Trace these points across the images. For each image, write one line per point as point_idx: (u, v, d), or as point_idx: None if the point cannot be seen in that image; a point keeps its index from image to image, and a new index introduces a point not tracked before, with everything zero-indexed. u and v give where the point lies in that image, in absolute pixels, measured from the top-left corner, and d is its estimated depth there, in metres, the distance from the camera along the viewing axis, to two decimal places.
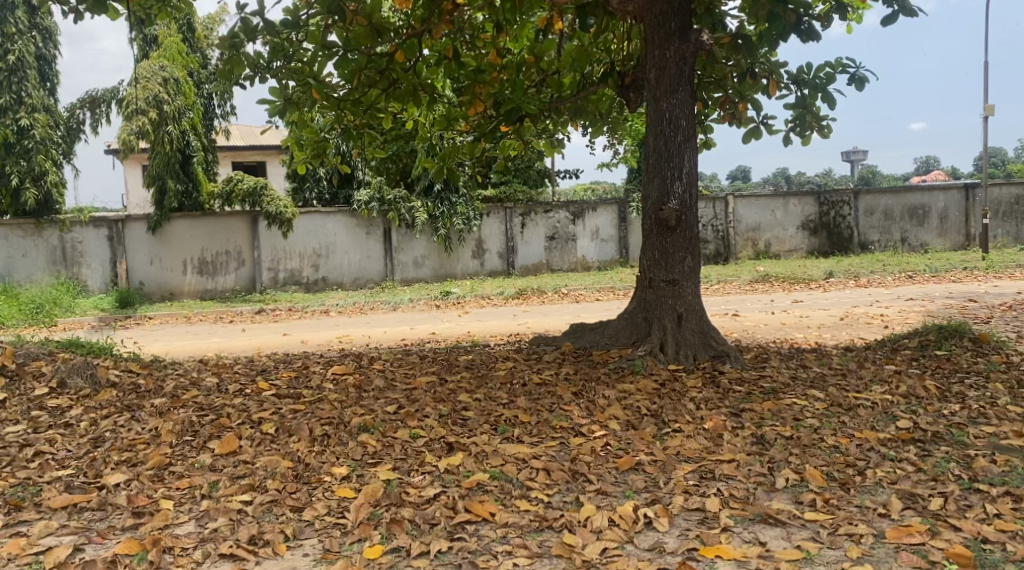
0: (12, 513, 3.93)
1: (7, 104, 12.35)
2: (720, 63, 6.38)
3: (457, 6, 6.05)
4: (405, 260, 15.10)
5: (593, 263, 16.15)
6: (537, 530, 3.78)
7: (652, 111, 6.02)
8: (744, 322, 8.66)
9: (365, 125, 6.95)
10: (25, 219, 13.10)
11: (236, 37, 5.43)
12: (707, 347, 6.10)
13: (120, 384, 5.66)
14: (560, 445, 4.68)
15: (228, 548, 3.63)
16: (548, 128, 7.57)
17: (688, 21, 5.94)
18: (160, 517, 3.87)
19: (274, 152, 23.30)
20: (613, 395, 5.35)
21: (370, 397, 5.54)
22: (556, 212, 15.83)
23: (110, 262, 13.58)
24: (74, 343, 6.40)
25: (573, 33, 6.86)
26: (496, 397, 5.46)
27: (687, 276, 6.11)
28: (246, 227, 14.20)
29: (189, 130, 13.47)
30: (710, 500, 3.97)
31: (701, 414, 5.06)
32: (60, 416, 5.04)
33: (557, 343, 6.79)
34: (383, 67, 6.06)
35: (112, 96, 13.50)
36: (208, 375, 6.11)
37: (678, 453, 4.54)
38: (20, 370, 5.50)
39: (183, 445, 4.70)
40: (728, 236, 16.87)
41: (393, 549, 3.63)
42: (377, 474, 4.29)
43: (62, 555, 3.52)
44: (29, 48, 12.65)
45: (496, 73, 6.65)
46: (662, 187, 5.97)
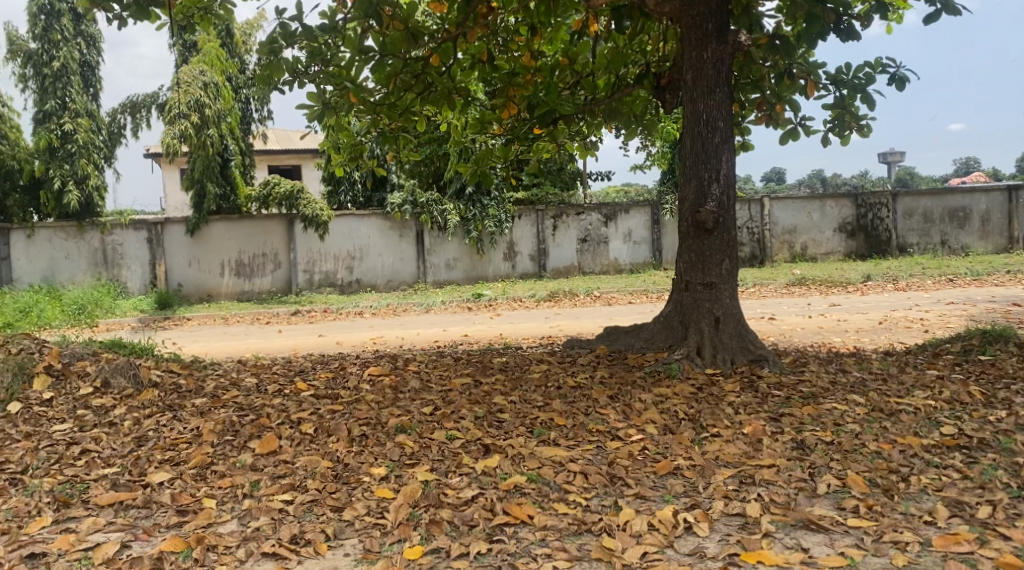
0: (60, 510, 4.02)
1: (52, 109, 12.71)
2: (757, 64, 6.32)
3: (491, 9, 6.07)
4: (437, 262, 15.15)
5: (625, 265, 16.08)
6: (576, 534, 3.77)
7: (689, 112, 5.97)
8: (781, 326, 8.57)
9: (400, 129, 6.99)
10: (67, 221, 13.35)
11: (276, 42, 5.56)
12: (746, 351, 6.05)
13: (162, 384, 5.75)
14: (596, 449, 4.66)
15: (270, 547, 3.66)
16: (583, 131, 7.56)
17: (725, 21, 5.90)
18: (203, 516, 3.92)
19: (309, 156, 23.54)
20: (650, 399, 5.32)
21: (406, 398, 5.57)
22: (588, 214, 15.80)
23: (150, 264, 13.80)
24: (118, 343, 6.51)
25: (609, 35, 6.84)
26: (531, 400, 5.45)
27: (725, 279, 6.05)
28: (282, 229, 14.33)
29: (227, 134, 13.65)
30: (751, 505, 3.94)
31: (740, 419, 5.01)
32: (105, 415, 5.13)
33: (592, 345, 6.79)
34: (418, 71, 6.11)
35: (152, 100, 13.73)
36: (248, 375, 6.19)
37: (717, 458, 4.50)
38: (65, 370, 5.60)
39: (224, 445, 4.75)
40: (763, 238, 16.71)
41: (433, 550, 3.64)
42: (415, 474, 4.31)
43: (110, 551, 3.60)
44: (74, 54, 12.95)
45: (530, 75, 6.68)
46: (699, 189, 5.94)
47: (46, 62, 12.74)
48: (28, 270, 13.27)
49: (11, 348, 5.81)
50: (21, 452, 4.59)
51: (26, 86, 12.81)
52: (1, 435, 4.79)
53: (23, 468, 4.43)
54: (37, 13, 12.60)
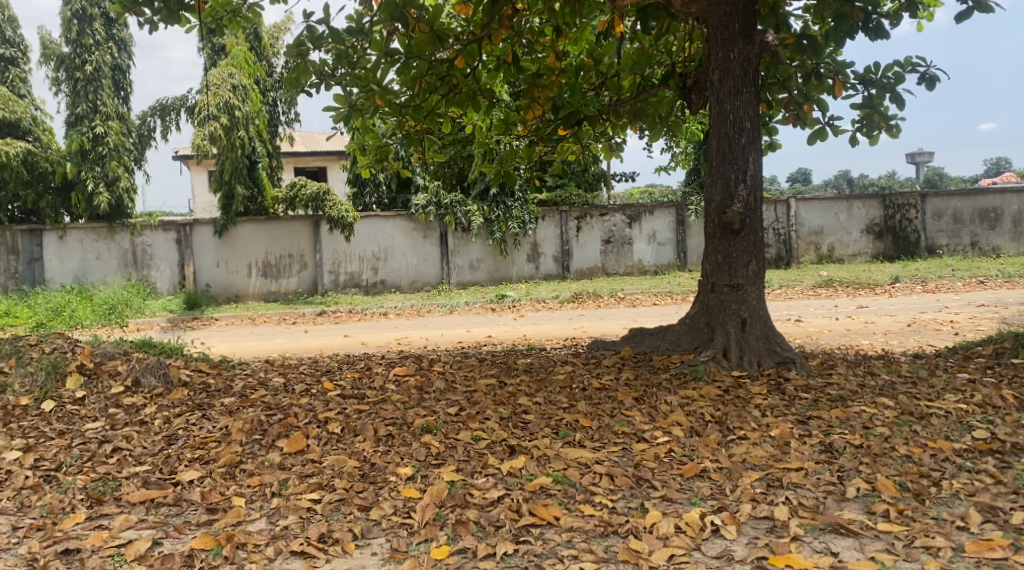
0: (93, 507, 4.08)
1: (84, 112, 12.89)
2: (785, 64, 6.27)
3: (517, 11, 6.09)
4: (461, 263, 15.19)
5: (649, 266, 16.03)
6: (602, 535, 3.76)
7: (716, 113, 5.94)
8: (807, 328, 8.51)
9: (425, 131, 7.02)
10: (98, 223, 13.56)
11: (303, 45, 5.61)
12: (773, 353, 6.00)
13: (191, 383, 5.81)
14: (622, 451, 4.65)
15: (299, 546, 3.69)
16: (607, 132, 7.54)
17: (752, 21, 5.86)
18: (233, 514, 3.96)
19: (335, 158, 23.68)
20: (675, 401, 5.29)
21: (432, 398, 5.59)
22: (612, 215, 15.76)
23: (178, 264, 13.98)
24: (148, 343, 6.59)
25: (635, 36, 6.83)
26: (557, 401, 5.44)
27: (752, 281, 6.01)
28: (307, 230, 14.43)
29: (255, 136, 13.77)
30: (779, 509, 3.90)
31: (767, 421, 4.97)
32: (136, 414, 5.21)
33: (617, 347, 6.77)
34: (443, 73, 6.14)
35: (181, 104, 13.92)
36: (275, 375, 6.24)
37: (744, 461, 4.47)
38: (97, 369, 5.68)
39: (253, 444, 4.80)
40: (790, 239, 16.57)
41: (460, 550, 3.66)
42: (441, 474, 4.33)
43: (142, 548, 3.65)
44: (105, 58, 13.10)
45: (555, 77, 6.67)
46: (725, 191, 5.91)
47: (79, 65, 12.93)
48: (60, 271, 13.50)
49: (45, 348, 5.91)
50: (56, 450, 4.68)
51: (59, 89, 13.03)
52: (37, 433, 4.89)
53: (57, 465, 4.53)
54: (71, 18, 12.77)
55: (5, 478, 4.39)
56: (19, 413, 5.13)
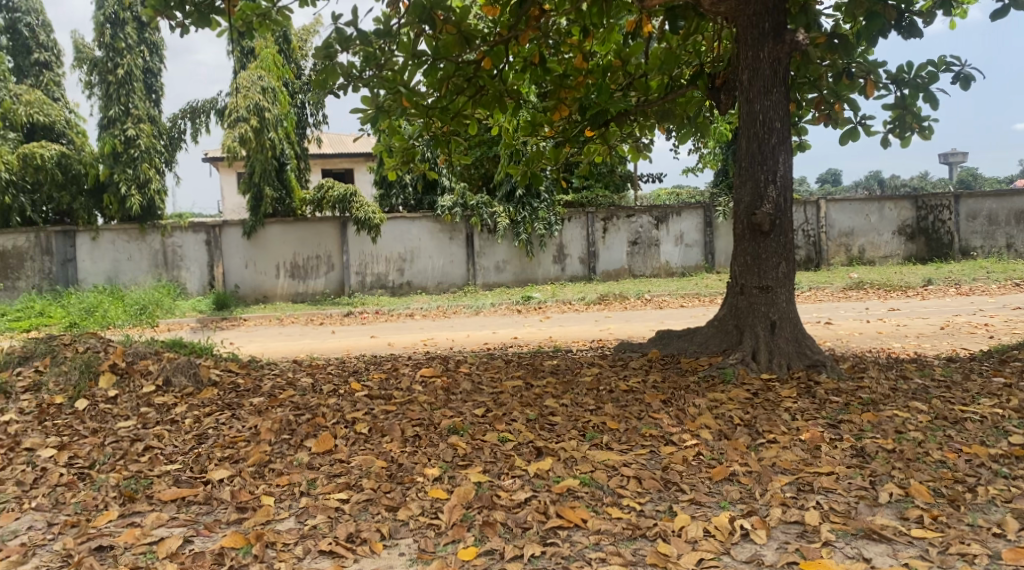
0: (126, 504, 4.13)
1: (116, 115, 13.05)
2: (815, 64, 6.19)
3: (543, 12, 6.08)
4: (487, 264, 15.22)
5: (676, 268, 15.94)
6: (630, 539, 3.73)
7: (745, 113, 5.89)
8: (837, 330, 8.41)
9: (452, 132, 7.02)
10: (131, 224, 13.76)
11: (331, 47, 5.63)
12: (802, 355, 5.92)
13: (220, 383, 5.87)
14: (650, 453, 4.62)
15: (327, 545, 3.71)
16: (634, 132, 7.48)
17: (782, 20, 5.79)
18: (262, 513, 3.99)
19: (362, 160, 23.85)
20: (704, 404, 5.25)
21: (458, 399, 5.59)
22: (639, 217, 15.70)
23: (208, 265, 14.14)
24: (178, 343, 6.67)
25: (663, 36, 6.78)
26: (583, 403, 5.41)
27: (782, 282, 5.94)
28: (335, 232, 14.51)
29: (284, 138, 13.86)
30: (810, 514, 3.85)
31: (798, 425, 4.91)
32: (167, 413, 5.27)
33: (644, 348, 6.73)
34: (470, 75, 6.13)
35: (211, 106, 14.09)
36: (303, 375, 6.28)
37: (774, 465, 4.42)
38: (129, 369, 5.74)
39: (282, 443, 4.84)
40: (820, 241, 16.39)
41: (487, 552, 3.65)
42: (468, 476, 4.33)
43: (173, 546, 3.69)
44: (137, 61, 13.26)
45: (582, 77, 6.65)
46: (755, 192, 5.85)
47: (111, 69, 13.09)
48: (92, 271, 13.72)
49: (78, 347, 6.01)
50: (89, 448, 4.75)
51: (92, 93, 13.25)
52: (71, 431, 4.98)
53: (91, 463, 4.59)
54: (104, 22, 12.95)
55: (41, 475, 4.47)
56: (55, 411, 5.23)
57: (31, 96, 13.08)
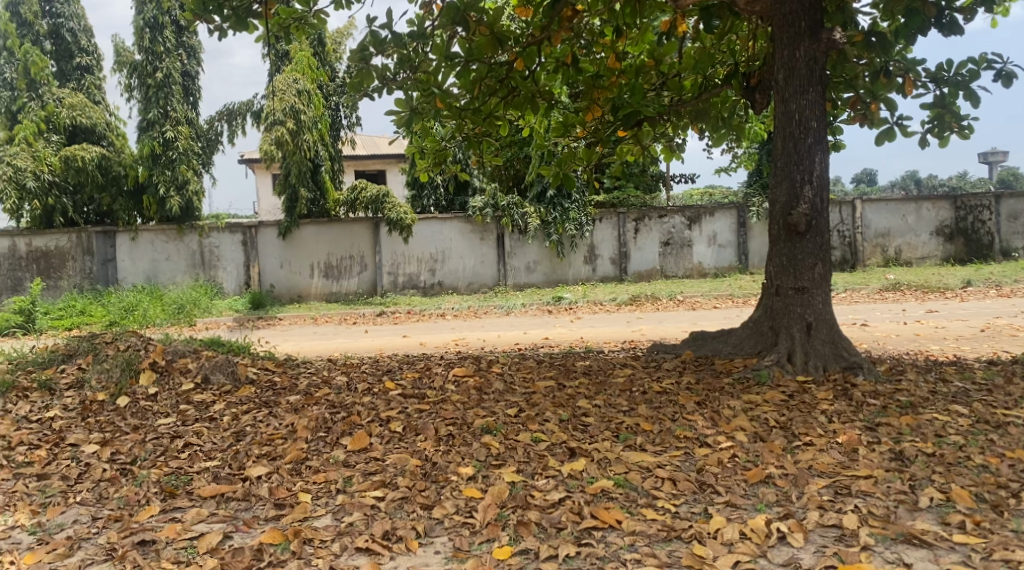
0: (167, 500, 4.21)
1: (155, 117, 13.27)
2: (852, 62, 6.10)
3: (577, 12, 6.08)
4: (518, 265, 15.24)
5: (709, 269, 15.84)
6: (666, 540, 3.72)
7: (781, 112, 5.84)
8: (874, 332, 8.29)
9: (484, 133, 7.04)
10: (169, 225, 13.98)
11: (366, 50, 5.69)
12: (839, 358, 5.85)
13: (257, 381, 5.96)
14: (684, 455, 4.60)
15: (364, 542, 3.75)
16: (668, 132, 7.43)
17: (819, 19, 5.73)
18: (299, 510, 4.04)
19: (394, 161, 24.02)
20: (739, 406, 5.21)
21: (490, 399, 5.61)
22: (671, 217, 15.63)
23: (244, 265, 14.34)
24: (216, 342, 6.77)
25: (696, 35, 6.74)
26: (616, 404, 5.39)
27: (819, 284, 5.87)
28: (368, 232, 14.62)
29: (319, 140, 13.99)
30: (848, 517, 3.81)
31: (834, 428, 4.86)
32: (205, 410, 5.36)
33: (678, 350, 6.69)
34: (503, 76, 6.14)
35: (247, 108, 14.29)
36: (338, 374, 6.35)
37: (810, 467, 4.38)
38: (169, 367, 5.85)
39: (318, 441, 4.90)
40: (855, 242, 16.15)
41: (522, 551, 3.67)
42: (502, 475, 4.34)
43: (213, 541, 3.75)
44: (176, 65, 13.49)
45: (615, 78, 6.63)
46: (791, 192, 5.80)
47: (151, 72, 13.29)
48: (132, 271, 13.97)
49: (120, 345, 6.12)
50: (131, 444, 4.84)
51: (132, 95, 13.49)
52: (113, 428, 5.09)
53: (132, 459, 4.68)
54: (144, 26, 13.16)
55: (85, 470, 4.58)
56: (97, 408, 5.35)
57: (74, 99, 13.39)
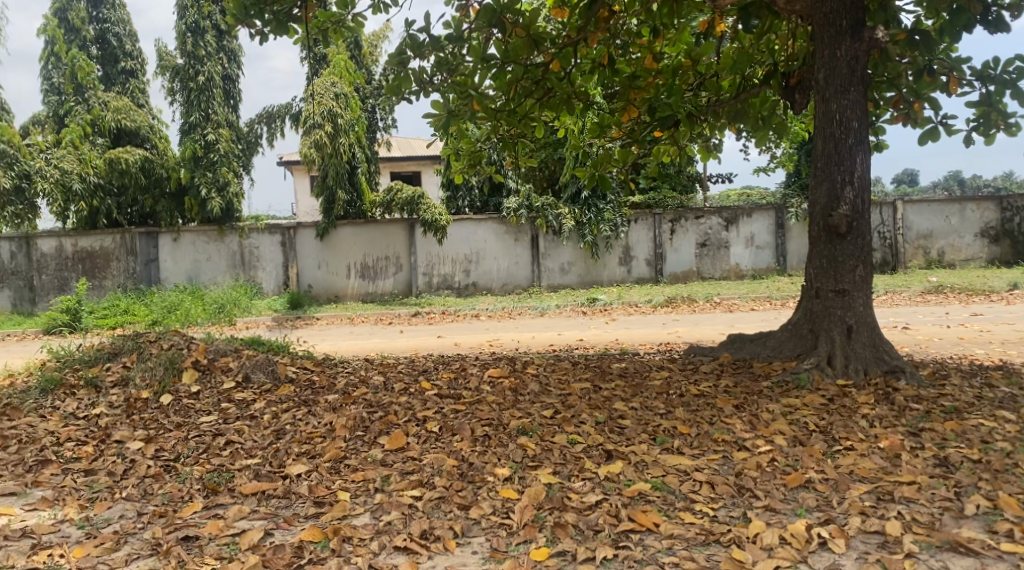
0: (210, 496, 4.29)
1: (197, 120, 13.53)
2: (894, 61, 5.99)
3: (613, 13, 6.06)
4: (552, 266, 15.24)
5: (746, 271, 15.69)
6: (704, 544, 3.70)
7: (821, 112, 5.77)
8: (916, 336, 8.14)
9: (519, 135, 7.03)
10: (209, 226, 14.21)
11: (404, 53, 5.74)
12: (880, 361, 5.75)
13: (297, 380, 6.04)
14: (722, 459, 4.56)
15: (402, 541, 3.78)
16: (705, 133, 7.36)
17: (861, 18, 5.65)
18: (339, 508, 4.08)
19: (429, 162, 24.16)
20: (778, 409, 5.16)
21: (526, 400, 5.62)
22: (708, 218, 15.52)
23: (282, 266, 14.52)
24: (256, 341, 6.86)
25: (735, 35, 6.68)
26: (653, 407, 5.36)
27: (860, 286, 5.78)
28: (404, 233, 14.73)
29: (356, 143, 14.11)
30: (892, 524, 3.75)
31: (875, 432, 4.78)
32: (246, 408, 5.45)
33: (715, 353, 6.64)
34: (539, 77, 6.12)
35: (286, 111, 14.47)
36: (375, 373, 6.40)
37: (851, 473, 4.32)
38: (211, 365, 5.98)
39: (356, 439, 4.96)
40: (897, 244, 15.84)
41: (559, 552, 3.67)
42: (538, 477, 4.35)
43: (255, 538, 3.81)
44: (217, 69, 13.72)
45: (651, 78, 6.58)
46: (831, 193, 5.73)
47: (193, 76, 13.54)
48: (173, 271, 14.23)
49: (163, 344, 6.24)
50: (174, 441, 4.95)
51: (174, 99, 13.75)
52: (157, 425, 5.19)
53: (176, 456, 4.78)
54: (185, 31, 13.39)
55: (130, 467, 4.68)
56: (141, 406, 5.47)
57: (119, 103, 13.67)
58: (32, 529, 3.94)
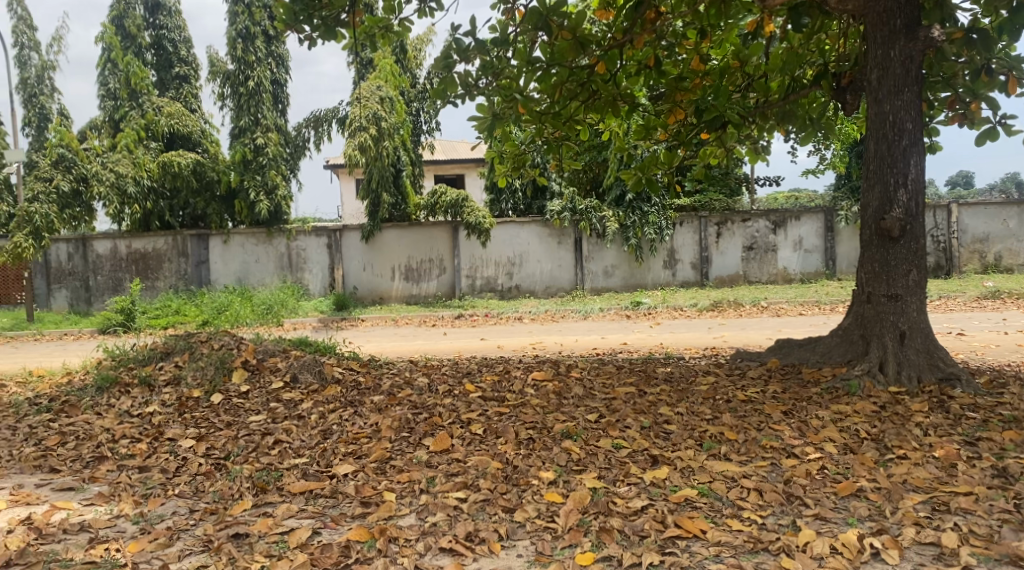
0: (259, 495, 4.36)
1: (246, 125, 13.80)
2: (950, 61, 5.84)
3: (660, 14, 5.99)
4: (596, 269, 15.18)
5: (795, 274, 15.46)
6: (752, 552, 3.64)
7: (874, 114, 5.65)
8: (972, 342, 7.91)
9: (563, 138, 7.00)
10: (258, 228, 14.45)
11: (450, 58, 5.77)
12: (934, 368, 5.61)
13: (343, 380, 6.09)
14: (771, 466, 4.48)
15: (448, 542, 3.79)
16: (753, 135, 7.26)
17: (915, 17, 5.53)
18: (385, 508, 4.12)
19: (473, 165, 24.30)
20: (828, 416, 5.06)
21: (570, 404, 5.59)
22: (755, 221, 15.34)
23: (329, 268, 14.69)
24: (304, 342, 6.97)
25: (784, 35, 6.56)
26: (699, 412, 5.30)
27: (913, 291, 5.64)
28: (448, 236, 14.82)
29: (400, 146, 14.22)
30: (948, 535, 3.65)
31: (930, 441, 4.66)
32: (294, 408, 5.52)
33: (763, 358, 6.54)
34: (584, 79, 6.09)
35: (333, 115, 14.65)
36: (420, 375, 6.45)
37: (905, 482, 4.21)
38: (260, 365, 6.11)
39: (401, 440, 4.99)
40: (951, 248, 15.43)
41: (605, 557, 3.65)
42: (583, 481, 4.32)
43: (303, 537, 3.85)
44: (266, 74, 13.94)
45: (698, 79, 6.51)
46: (884, 195, 5.61)
47: (243, 81, 13.79)
48: (223, 273, 14.51)
49: (214, 344, 6.38)
50: (224, 440, 5.04)
51: (225, 104, 14.05)
52: (208, 423, 5.30)
53: (226, 454, 4.87)
54: (236, 37, 13.65)
55: (182, 464, 4.78)
56: (192, 405, 5.59)
57: (172, 108, 14.02)
58: (90, 523, 4.05)
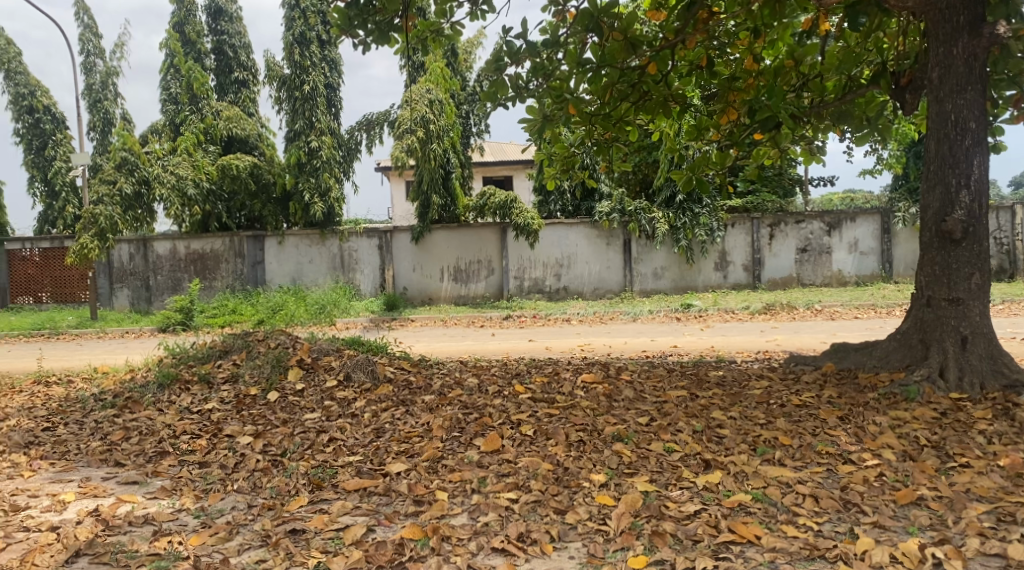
0: (315, 491, 4.45)
1: (301, 128, 13.98)
2: (1017, 59, 5.65)
3: (713, 14, 5.93)
4: (645, 270, 15.08)
5: (850, 277, 15.19)
6: (808, 559, 3.58)
7: (935, 113, 5.51)
8: None
9: (614, 139, 6.98)
10: (311, 230, 14.69)
11: (501, 59, 5.81)
12: (998, 374, 5.44)
13: (395, 379, 6.17)
14: (826, 472, 4.41)
15: (499, 542, 3.82)
16: (807, 135, 7.14)
17: (980, 13, 5.38)
18: (437, 508, 4.15)
19: (522, 167, 24.43)
20: (886, 422, 4.96)
21: (621, 406, 5.59)
22: (809, 222, 15.06)
23: (379, 268, 14.86)
24: (357, 342, 7.06)
25: (841, 34, 6.45)
26: (752, 417, 5.23)
27: (975, 294, 5.49)
28: (497, 237, 14.89)
29: (450, 148, 14.32)
30: (1014, 547, 3.54)
31: (994, 450, 4.53)
32: (347, 407, 5.61)
33: (817, 362, 6.43)
34: (635, 80, 6.02)
35: (384, 118, 14.81)
36: (470, 375, 6.51)
37: (968, 491, 4.10)
38: (314, 364, 6.23)
39: (452, 440, 5.04)
40: (1015, 250, 14.97)
41: (658, 561, 3.62)
42: (635, 484, 4.31)
43: (358, 534, 3.92)
44: (320, 78, 14.17)
45: (752, 79, 6.42)
46: (945, 197, 5.48)
47: (298, 85, 14.00)
48: (277, 273, 14.79)
49: (270, 343, 6.53)
50: (281, 437, 5.15)
51: (281, 108, 14.32)
52: (264, 420, 5.43)
53: (282, 451, 4.97)
54: (293, 42, 13.89)
55: (241, 460, 4.90)
56: (250, 402, 5.74)
57: (229, 112, 14.32)
58: (153, 516, 4.18)
